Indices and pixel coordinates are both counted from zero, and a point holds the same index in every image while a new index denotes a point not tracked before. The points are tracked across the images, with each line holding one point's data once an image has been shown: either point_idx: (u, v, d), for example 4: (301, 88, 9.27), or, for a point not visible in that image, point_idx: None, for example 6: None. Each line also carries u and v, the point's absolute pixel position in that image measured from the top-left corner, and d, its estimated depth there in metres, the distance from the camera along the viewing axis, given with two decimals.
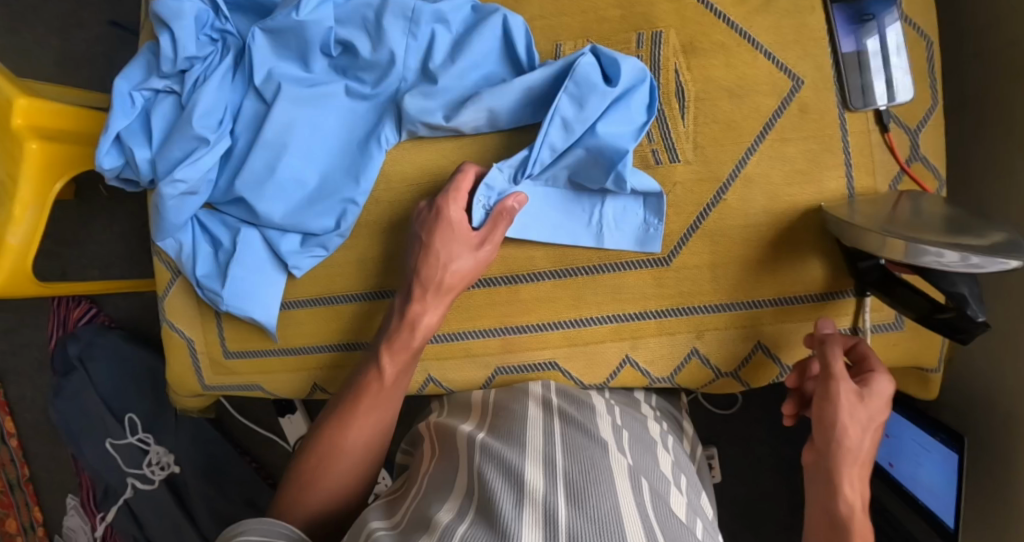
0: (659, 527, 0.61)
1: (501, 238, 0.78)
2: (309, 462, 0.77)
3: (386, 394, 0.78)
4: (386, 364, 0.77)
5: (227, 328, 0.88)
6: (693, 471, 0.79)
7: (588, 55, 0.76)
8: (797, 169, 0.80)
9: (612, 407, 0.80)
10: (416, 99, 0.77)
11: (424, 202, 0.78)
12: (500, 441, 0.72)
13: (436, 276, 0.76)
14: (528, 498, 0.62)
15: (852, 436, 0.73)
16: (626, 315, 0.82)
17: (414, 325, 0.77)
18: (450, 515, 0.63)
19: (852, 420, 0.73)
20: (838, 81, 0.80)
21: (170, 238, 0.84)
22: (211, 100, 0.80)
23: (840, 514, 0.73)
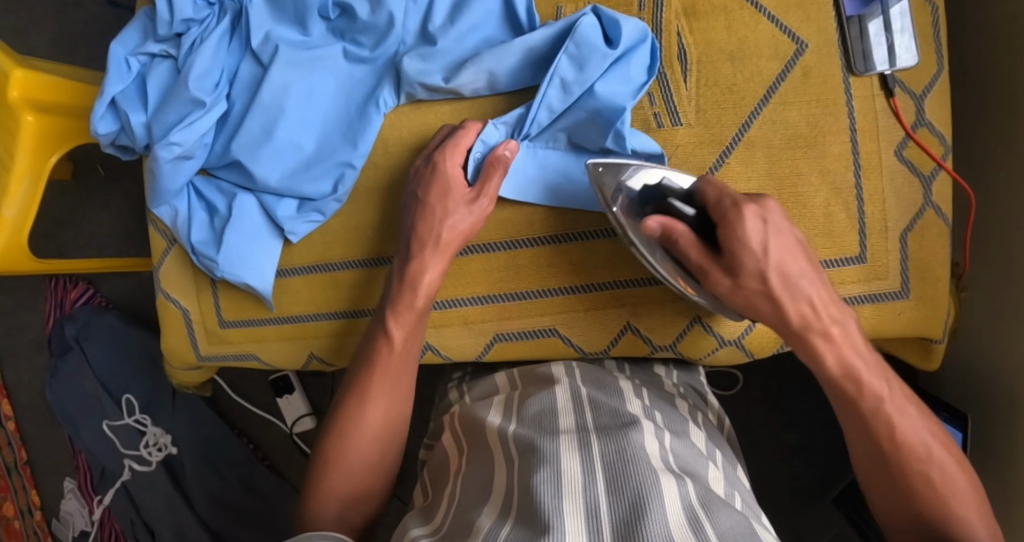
0: (701, 504, 0.56)
1: (496, 190, 0.77)
2: (331, 443, 0.75)
3: (397, 363, 0.77)
4: (394, 331, 0.76)
5: (222, 296, 0.87)
6: (725, 443, 0.77)
7: (590, 16, 0.75)
8: (797, 134, 0.82)
9: (638, 388, 0.78)
10: (415, 61, 0.76)
11: (420, 159, 0.77)
12: (531, 432, 0.69)
13: (433, 231, 0.76)
14: (567, 490, 0.58)
15: (795, 311, 0.69)
16: (627, 281, 0.79)
17: (416, 284, 0.76)
18: (491, 519, 0.60)
19: (776, 306, 0.69)
20: (843, 46, 0.82)
21: (165, 205, 0.83)
22: (208, 62, 0.79)
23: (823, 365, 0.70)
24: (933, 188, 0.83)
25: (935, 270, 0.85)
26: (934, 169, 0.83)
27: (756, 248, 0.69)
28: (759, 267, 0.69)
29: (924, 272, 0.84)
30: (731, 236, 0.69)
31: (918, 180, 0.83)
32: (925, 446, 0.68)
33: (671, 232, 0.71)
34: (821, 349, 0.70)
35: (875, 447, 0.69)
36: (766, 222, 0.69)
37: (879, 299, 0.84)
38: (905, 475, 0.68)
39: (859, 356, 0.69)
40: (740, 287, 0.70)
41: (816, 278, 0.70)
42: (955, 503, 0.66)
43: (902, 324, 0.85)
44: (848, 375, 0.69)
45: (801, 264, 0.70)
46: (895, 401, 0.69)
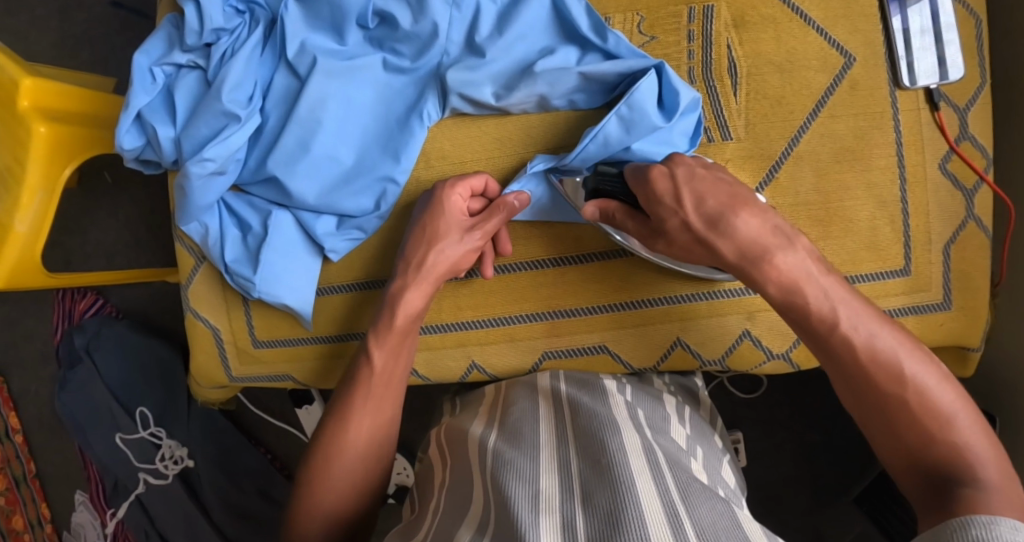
0: (682, 505, 0.53)
1: (496, 230, 0.75)
2: (316, 458, 0.69)
3: (381, 385, 0.72)
4: (376, 354, 0.72)
5: (256, 315, 0.84)
6: (713, 441, 0.73)
7: (651, 77, 0.72)
8: (844, 146, 0.81)
9: (624, 387, 0.75)
10: (461, 72, 0.74)
11: (427, 190, 0.76)
12: (509, 445, 0.66)
13: (421, 253, 0.73)
14: (544, 505, 0.56)
15: (730, 251, 0.64)
16: (678, 296, 0.78)
17: (396, 306, 0.73)
18: (467, 537, 0.56)
19: (708, 250, 0.65)
20: (890, 57, 0.80)
21: (195, 222, 0.80)
22: (241, 73, 0.75)
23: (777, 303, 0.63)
24: (976, 202, 0.81)
25: (977, 281, 0.83)
26: (977, 183, 0.81)
27: (670, 200, 0.67)
28: (678, 216, 0.66)
29: (968, 283, 0.82)
30: (649, 194, 0.68)
31: (960, 194, 0.82)
32: (896, 359, 0.58)
33: (606, 211, 0.71)
34: (761, 281, 0.63)
35: (843, 374, 0.61)
36: (671, 174, 0.67)
37: (920, 311, 0.82)
38: (883, 398, 0.59)
39: (808, 279, 0.62)
40: (671, 243, 0.68)
41: (748, 209, 0.65)
42: (943, 417, 0.57)
43: (942, 334, 0.83)
44: (789, 299, 0.62)
45: (719, 200, 0.65)
46: (853, 313, 0.61)
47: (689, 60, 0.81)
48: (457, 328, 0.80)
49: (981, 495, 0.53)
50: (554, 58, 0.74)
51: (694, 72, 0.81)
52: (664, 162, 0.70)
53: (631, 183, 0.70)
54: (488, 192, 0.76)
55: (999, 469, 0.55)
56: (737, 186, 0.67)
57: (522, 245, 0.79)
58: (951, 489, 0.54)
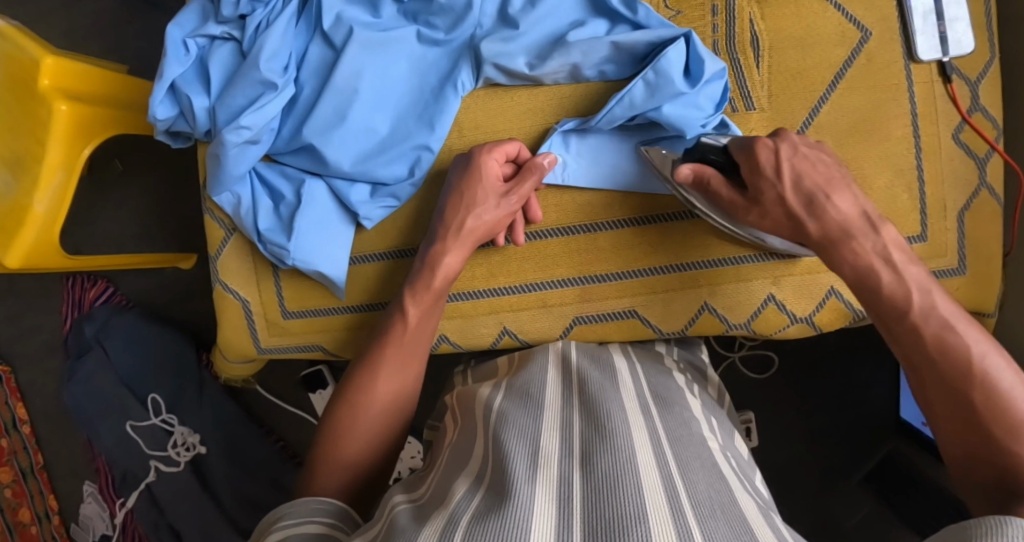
0: (680, 477, 0.55)
1: (528, 193, 0.77)
2: (340, 411, 0.70)
3: (411, 340, 0.75)
4: (410, 310, 0.75)
5: (286, 286, 0.85)
6: (724, 415, 0.74)
7: (678, 44, 0.74)
8: (863, 117, 0.83)
9: (633, 366, 0.76)
10: (496, 43, 0.75)
11: (459, 155, 0.78)
12: (516, 405, 0.67)
13: (458, 216, 0.75)
14: (542, 462, 0.57)
15: (817, 230, 0.68)
16: (706, 262, 0.79)
17: (435, 266, 0.75)
18: (463, 489, 0.57)
19: (795, 226, 0.70)
20: (904, 33, 0.83)
21: (227, 192, 0.80)
22: (278, 43, 0.76)
23: (860, 277, 0.67)
24: (988, 170, 0.84)
25: (990, 248, 0.86)
26: (988, 152, 0.84)
27: (769, 173, 0.69)
28: (775, 189, 0.69)
29: (981, 250, 0.85)
30: (752, 166, 0.70)
31: (972, 161, 0.84)
32: (966, 348, 0.60)
33: (701, 176, 0.72)
34: (837, 260, 0.68)
35: (910, 358, 0.63)
36: (775, 147, 0.70)
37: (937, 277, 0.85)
38: (954, 397, 0.60)
39: (883, 264, 0.66)
40: (764, 216, 0.71)
41: (843, 192, 0.69)
42: (1012, 422, 0.57)
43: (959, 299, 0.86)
44: (863, 280, 0.66)
45: (815, 181, 0.69)
46: (926, 304, 0.63)
47: (714, 34, 0.84)
48: (489, 294, 0.82)
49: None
50: (585, 29, 0.76)
51: (718, 45, 0.83)
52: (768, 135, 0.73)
53: (733, 153, 0.72)
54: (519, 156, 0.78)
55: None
56: (835, 167, 0.71)
57: (554, 212, 0.80)
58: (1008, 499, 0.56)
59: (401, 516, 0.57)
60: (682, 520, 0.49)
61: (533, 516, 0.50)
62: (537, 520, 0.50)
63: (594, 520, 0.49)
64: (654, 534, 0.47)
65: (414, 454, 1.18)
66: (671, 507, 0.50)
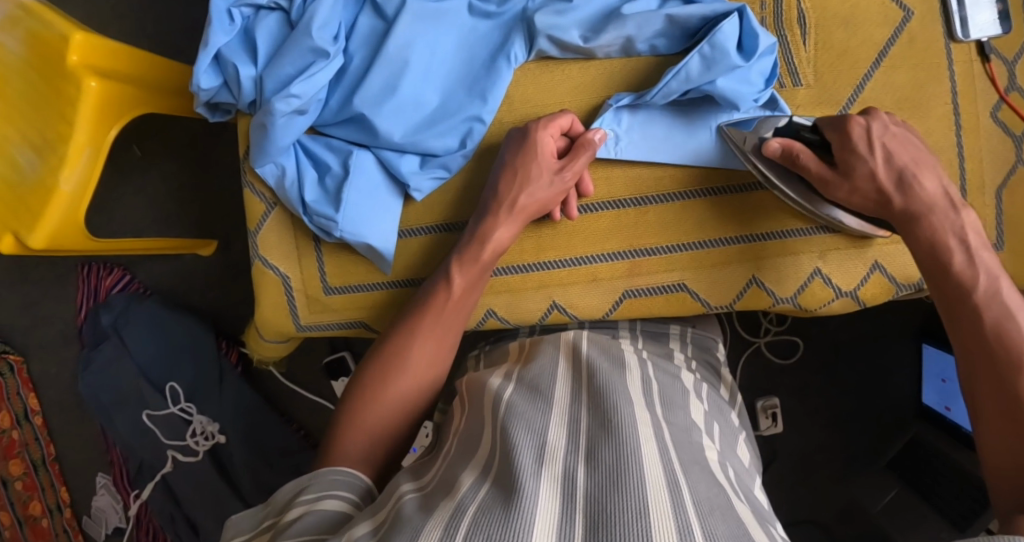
0: (683, 479, 0.55)
1: (581, 170, 0.77)
2: (373, 373, 0.73)
3: (452, 311, 0.76)
4: (455, 278, 0.76)
5: (329, 260, 0.84)
6: (730, 419, 0.76)
7: (732, 19, 0.74)
8: (906, 95, 0.84)
9: (643, 360, 0.76)
10: (549, 16, 0.75)
11: (514, 128, 0.78)
12: (524, 396, 0.66)
13: (512, 193, 0.75)
14: (548, 456, 0.56)
15: (901, 204, 0.71)
16: (755, 235, 0.80)
17: (485, 240, 0.76)
18: (469, 481, 0.57)
19: (881, 202, 0.72)
20: (944, 13, 0.84)
21: (271, 163, 0.80)
22: (330, 12, 0.76)
23: (936, 255, 0.69)
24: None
25: None
26: None
27: (863, 148, 0.71)
28: (867, 166, 0.71)
29: (1020, 227, 0.86)
30: (844, 142, 0.72)
31: (1010, 139, 0.86)
32: (1023, 341, 0.63)
33: (791, 150, 0.73)
34: (915, 236, 0.70)
35: (967, 342, 0.66)
36: (869, 126, 0.71)
37: None
38: (1002, 387, 0.62)
39: (959, 245, 0.68)
40: (854, 191, 0.72)
41: (929, 173, 0.71)
42: None
43: None
44: (934, 258, 0.69)
45: (905, 159, 0.71)
46: (993, 288, 0.66)
47: (762, 11, 0.84)
48: (538, 268, 0.81)
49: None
50: (638, 3, 0.75)
51: (767, 22, 0.84)
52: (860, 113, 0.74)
53: (827, 130, 0.74)
54: (572, 130, 0.78)
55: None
56: (924, 149, 0.73)
57: (604, 185, 0.80)
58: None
59: (407, 503, 0.57)
60: (685, 522, 0.49)
61: (538, 511, 0.50)
62: (543, 515, 0.50)
63: (598, 518, 0.50)
64: (656, 537, 0.47)
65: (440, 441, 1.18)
66: (674, 508, 0.50)
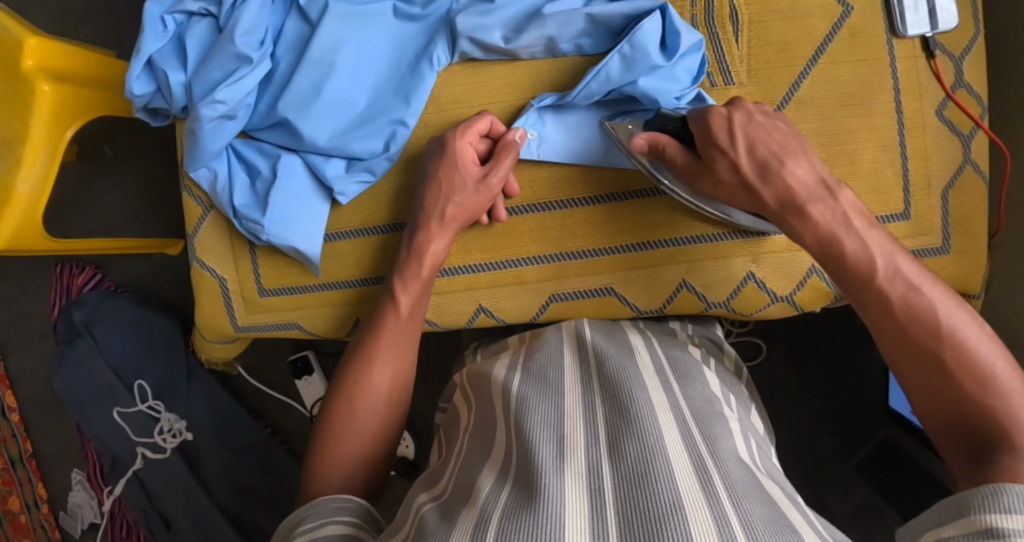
0: (710, 459, 0.54)
1: (505, 174, 0.77)
2: (335, 408, 0.70)
3: (403, 330, 0.75)
4: (402, 298, 0.76)
5: (263, 262, 0.85)
6: (741, 388, 0.74)
7: (653, 18, 0.74)
8: (846, 92, 0.81)
9: (649, 340, 0.76)
10: (471, 17, 0.76)
11: (433, 138, 0.79)
12: (535, 388, 0.66)
13: (439, 205, 0.76)
14: (568, 452, 0.56)
15: (772, 197, 0.68)
16: (683, 239, 0.79)
17: (422, 253, 0.76)
18: (489, 482, 0.56)
19: (752, 196, 0.69)
20: (886, 7, 0.81)
21: (204, 168, 0.80)
22: (253, 18, 0.77)
23: (824, 246, 0.66)
24: (972, 147, 0.82)
25: (975, 224, 0.83)
26: (973, 129, 0.82)
27: (723, 139, 0.69)
28: (728, 159, 0.69)
29: (967, 226, 0.83)
30: (706, 134, 0.70)
31: (956, 139, 0.82)
32: (933, 312, 0.60)
33: (656, 145, 0.73)
34: (799, 229, 0.67)
35: (880, 324, 0.62)
36: (730, 116, 0.69)
37: (921, 255, 0.83)
38: (925, 359, 0.60)
39: (844, 230, 0.65)
40: (719, 185, 0.71)
41: (797, 159, 0.68)
42: (983, 377, 0.57)
43: (944, 278, 0.84)
44: (825, 249, 0.66)
45: (769, 147, 0.68)
46: (891, 267, 0.62)
47: (693, 8, 0.83)
48: (466, 271, 0.82)
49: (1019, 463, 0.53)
50: (562, 2, 0.76)
51: (697, 19, 0.82)
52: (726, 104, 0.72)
53: (691, 124, 0.72)
54: (493, 131, 0.79)
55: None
56: (792, 135, 0.70)
57: (529, 187, 0.81)
58: (989, 455, 0.55)
59: (427, 513, 0.57)
60: (719, 507, 0.49)
61: (565, 512, 0.49)
62: (572, 516, 0.49)
63: (631, 512, 0.49)
64: (693, 527, 0.47)
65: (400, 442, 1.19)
66: (705, 494, 0.50)
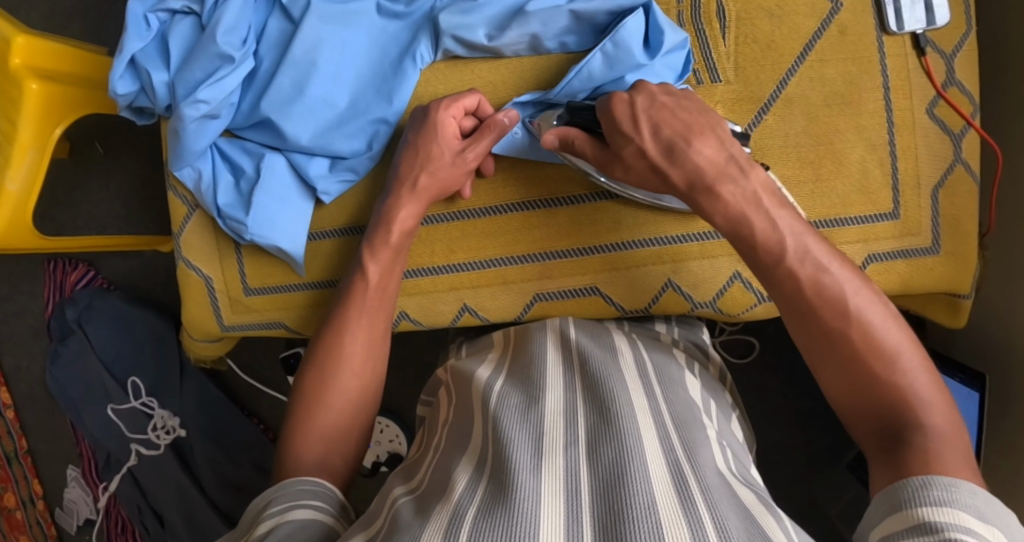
0: (687, 462, 0.54)
1: (484, 151, 0.76)
2: (311, 378, 0.71)
3: (374, 299, 0.75)
4: (370, 267, 0.75)
5: (249, 261, 0.84)
6: (723, 395, 0.74)
7: (637, 15, 0.75)
8: (835, 90, 0.81)
9: (634, 343, 0.75)
10: (455, 15, 0.76)
11: (420, 105, 0.78)
12: (517, 387, 0.65)
13: (413, 172, 0.76)
14: (547, 450, 0.55)
15: (680, 178, 0.68)
16: (668, 237, 0.79)
17: (390, 220, 0.76)
18: (466, 478, 0.55)
19: (661, 178, 0.69)
20: (876, 4, 0.80)
21: (188, 167, 0.80)
22: (236, 16, 0.77)
23: (734, 228, 0.66)
24: (963, 146, 0.81)
25: (965, 225, 0.83)
26: (963, 128, 0.81)
27: (627, 126, 0.69)
28: (634, 145, 0.69)
29: (956, 226, 0.82)
30: (611, 123, 0.70)
31: (948, 137, 0.81)
32: (841, 295, 0.60)
33: (566, 138, 0.73)
34: (708, 209, 0.67)
35: (789, 304, 0.63)
36: (633, 100, 0.70)
37: (909, 255, 0.82)
38: (832, 339, 0.60)
39: (754, 210, 0.65)
40: (629, 169, 0.71)
41: (704, 138, 0.68)
42: (888, 357, 0.58)
43: (932, 279, 0.83)
44: (735, 231, 0.66)
45: (674, 129, 0.68)
46: (801, 247, 0.63)
47: (679, 4, 0.82)
48: (449, 271, 0.82)
49: (937, 444, 0.54)
50: None
51: (683, 16, 0.81)
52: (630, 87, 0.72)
53: (599, 115, 0.71)
54: (481, 111, 0.78)
55: (944, 416, 0.56)
56: (700, 114, 0.69)
57: (513, 187, 0.81)
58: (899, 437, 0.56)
59: (403, 506, 0.56)
60: (693, 511, 0.48)
61: (541, 510, 0.49)
62: (546, 514, 0.49)
63: (606, 513, 0.49)
64: (667, 530, 0.46)
65: (392, 438, 1.19)
66: (681, 496, 0.49)
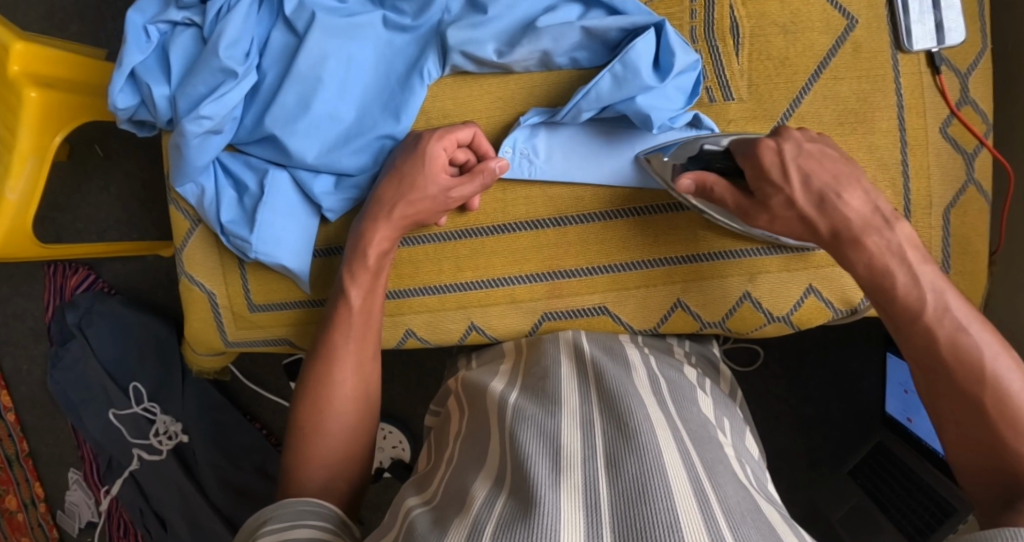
0: (706, 478, 0.54)
1: (468, 194, 0.76)
2: (307, 406, 0.70)
3: (360, 323, 0.74)
4: (352, 291, 0.74)
5: (252, 278, 0.83)
6: (735, 411, 0.73)
7: (649, 35, 0.73)
8: (849, 109, 0.79)
9: (647, 357, 0.75)
10: (463, 31, 0.75)
11: (415, 131, 0.76)
12: (532, 401, 0.65)
13: (393, 199, 0.74)
14: (565, 465, 0.55)
15: (824, 226, 0.68)
16: (677, 258, 0.78)
17: (365, 246, 0.74)
18: (483, 492, 0.55)
19: (806, 226, 0.69)
20: (891, 22, 0.79)
21: (191, 183, 0.79)
22: (239, 29, 0.75)
23: (881, 280, 0.66)
24: (976, 166, 0.80)
25: (975, 245, 0.82)
26: (977, 147, 0.80)
27: (775, 173, 0.68)
28: (783, 194, 0.68)
29: (965, 247, 0.81)
30: (757, 170, 0.69)
31: (960, 157, 0.80)
32: (979, 359, 0.61)
33: (704, 184, 0.72)
34: (850, 258, 0.67)
35: (924, 362, 0.64)
36: (780, 149, 0.69)
37: None
38: (968, 402, 0.61)
39: (897, 262, 0.65)
40: (774, 219, 0.70)
41: (852, 188, 0.68)
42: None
43: None
44: (874, 281, 0.66)
45: (823, 179, 0.68)
46: (941, 303, 0.63)
47: (692, 20, 0.80)
48: (457, 289, 0.82)
49: None
50: (556, 15, 0.75)
51: (696, 32, 0.80)
52: (772, 133, 0.71)
53: (739, 158, 0.71)
54: (478, 145, 0.77)
55: None
56: (844, 163, 0.69)
57: (524, 205, 0.79)
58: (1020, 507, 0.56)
59: (419, 520, 0.55)
60: (715, 525, 0.48)
61: (561, 523, 0.48)
62: (567, 526, 0.48)
63: (627, 524, 0.48)
64: None
65: (396, 445, 1.19)
66: (703, 511, 0.49)
